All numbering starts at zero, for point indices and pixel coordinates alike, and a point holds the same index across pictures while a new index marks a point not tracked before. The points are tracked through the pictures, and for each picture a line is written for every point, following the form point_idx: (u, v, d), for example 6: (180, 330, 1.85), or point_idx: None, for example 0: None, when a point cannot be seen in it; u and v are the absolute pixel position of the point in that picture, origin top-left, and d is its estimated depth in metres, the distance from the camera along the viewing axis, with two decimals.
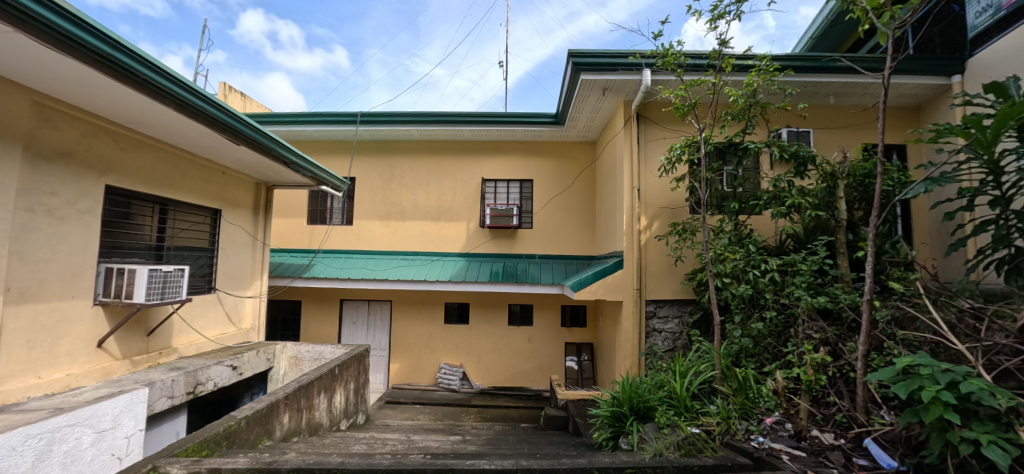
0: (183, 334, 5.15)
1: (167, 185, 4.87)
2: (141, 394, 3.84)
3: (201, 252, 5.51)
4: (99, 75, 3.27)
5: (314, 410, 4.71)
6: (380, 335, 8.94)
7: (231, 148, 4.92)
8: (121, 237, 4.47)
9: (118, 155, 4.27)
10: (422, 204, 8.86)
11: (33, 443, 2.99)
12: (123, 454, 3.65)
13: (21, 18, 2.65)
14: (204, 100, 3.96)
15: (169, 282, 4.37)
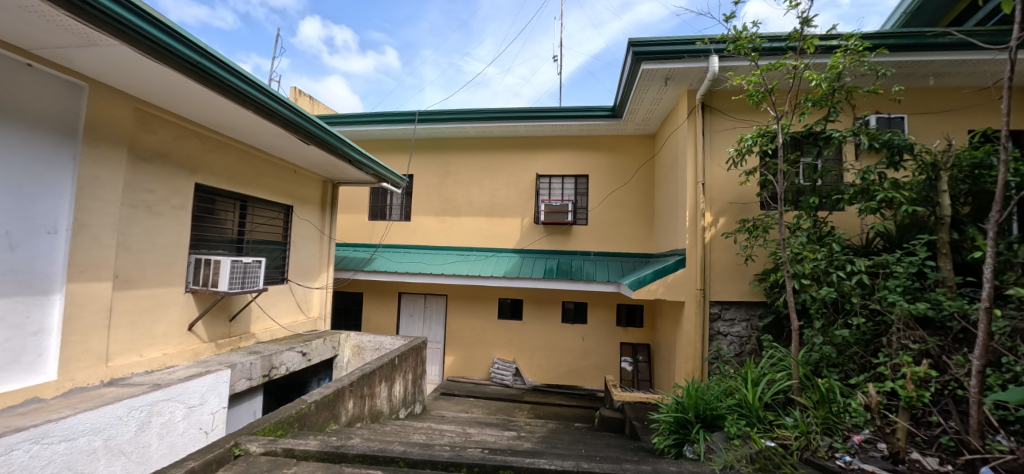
0: (260, 321, 5.54)
1: (246, 183, 5.25)
2: (224, 374, 4.17)
3: (275, 245, 5.89)
4: (190, 82, 3.55)
5: (375, 398, 4.89)
6: (435, 328, 9.16)
7: (302, 148, 5.21)
8: (207, 231, 4.86)
9: (204, 156, 4.64)
10: (477, 201, 8.95)
11: (136, 414, 3.33)
12: (209, 429, 3.99)
13: (128, 34, 2.93)
14: (280, 103, 4.20)
15: (249, 272, 4.69)
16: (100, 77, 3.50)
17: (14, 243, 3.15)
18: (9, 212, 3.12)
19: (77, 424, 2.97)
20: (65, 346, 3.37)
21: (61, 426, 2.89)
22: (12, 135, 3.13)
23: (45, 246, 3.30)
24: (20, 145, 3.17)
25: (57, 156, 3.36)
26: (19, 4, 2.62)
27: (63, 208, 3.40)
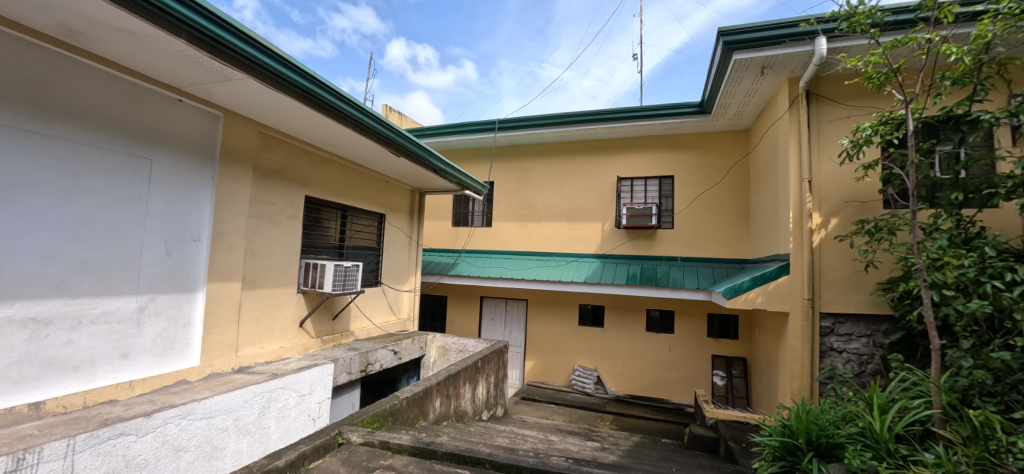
0: (357, 320, 6.00)
1: (345, 194, 5.73)
2: (328, 368, 4.58)
3: (370, 250, 6.37)
4: (305, 109, 3.94)
5: (460, 398, 5.04)
6: (516, 333, 9.26)
7: (393, 160, 5.58)
8: (314, 238, 5.38)
9: (312, 171, 5.15)
10: (556, 206, 8.91)
11: (259, 399, 3.79)
12: (316, 416, 4.41)
13: (262, 74, 3.30)
14: (377, 121, 4.54)
15: (349, 275, 5.12)
16: (230, 105, 3.93)
17: (171, 249, 3.63)
18: (167, 223, 3.60)
19: (214, 404, 3.42)
20: (205, 336, 3.86)
21: (202, 405, 3.32)
22: (168, 161, 3.59)
23: (192, 252, 3.79)
24: (174, 169, 3.63)
25: (200, 175, 3.84)
26: (176, 51, 2.96)
27: (205, 219, 3.89)
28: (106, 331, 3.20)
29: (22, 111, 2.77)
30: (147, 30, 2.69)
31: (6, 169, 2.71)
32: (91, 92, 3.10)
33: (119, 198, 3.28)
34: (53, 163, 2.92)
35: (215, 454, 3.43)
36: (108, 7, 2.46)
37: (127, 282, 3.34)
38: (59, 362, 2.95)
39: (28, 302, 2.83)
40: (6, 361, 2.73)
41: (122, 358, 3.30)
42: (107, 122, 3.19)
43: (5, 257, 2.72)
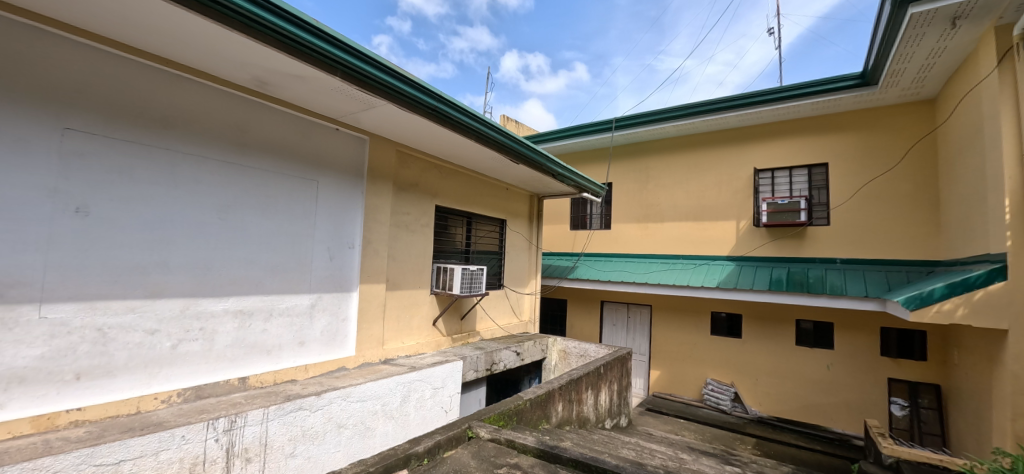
0: (482, 321, 6.32)
1: (470, 202, 6.10)
2: (458, 364, 4.90)
3: (493, 254, 6.68)
4: (436, 126, 4.28)
5: (582, 404, 4.97)
6: (640, 340, 8.82)
7: (513, 167, 5.77)
8: (444, 243, 5.81)
9: (441, 182, 5.59)
10: (682, 205, 8.30)
11: (401, 389, 4.21)
12: (448, 408, 4.77)
13: (401, 98, 3.67)
14: (498, 131, 4.74)
15: (474, 278, 5.42)
16: (375, 130, 4.46)
17: (333, 255, 4.25)
18: (331, 234, 4.23)
19: (366, 390, 3.89)
20: (359, 330, 4.43)
21: (358, 390, 3.81)
22: (330, 181, 4.21)
23: (348, 257, 4.39)
24: (333, 187, 4.25)
25: (353, 191, 4.43)
26: (333, 88, 3.46)
27: (357, 229, 4.47)
28: (288, 323, 3.86)
29: (231, 149, 3.48)
30: (312, 73, 3.19)
31: (224, 194, 3.43)
32: (278, 130, 3.79)
33: (296, 214, 3.94)
34: (253, 188, 3.61)
35: (367, 433, 3.91)
36: (286, 59, 2.98)
37: (303, 283, 3.99)
38: (257, 347, 3.63)
39: (239, 298, 3.53)
40: (226, 343, 3.44)
41: (299, 345, 3.95)
42: (288, 153, 3.87)
43: (224, 263, 3.43)
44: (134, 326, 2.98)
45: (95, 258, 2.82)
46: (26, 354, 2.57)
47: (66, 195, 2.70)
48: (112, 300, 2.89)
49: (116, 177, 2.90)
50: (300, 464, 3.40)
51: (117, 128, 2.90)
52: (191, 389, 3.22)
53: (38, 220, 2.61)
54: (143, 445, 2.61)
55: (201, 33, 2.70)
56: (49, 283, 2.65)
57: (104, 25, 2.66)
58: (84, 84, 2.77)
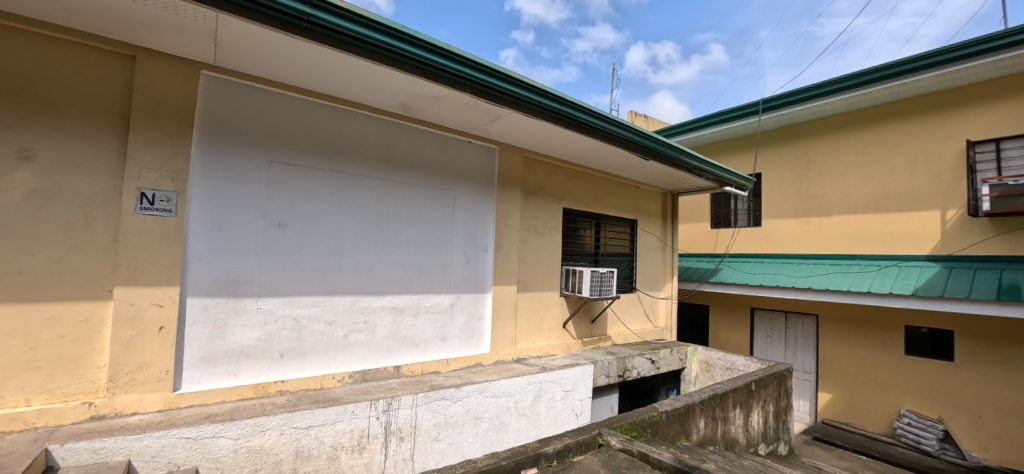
0: (614, 325, 6.14)
1: (598, 203, 6.00)
2: (589, 368, 4.84)
3: (623, 256, 6.46)
4: (562, 130, 4.31)
5: (729, 424, 4.47)
6: (803, 356, 7.55)
7: (642, 164, 5.51)
8: (573, 246, 5.81)
9: (568, 185, 5.61)
10: (857, 195, 6.91)
11: (533, 388, 4.34)
12: (579, 412, 4.76)
13: (526, 106, 3.80)
14: (625, 128, 4.57)
15: (604, 281, 5.31)
16: (503, 139, 4.70)
17: (469, 258, 4.60)
18: (467, 239, 4.58)
19: (500, 386, 4.10)
20: (493, 329, 4.70)
21: (493, 386, 4.04)
22: (464, 190, 4.57)
23: (482, 260, 4.70)
24: (468, 195, 4.60)
25: (485, 199, 4.73)
26: (465, 104, 3.75)
27: (490, 234, 4.76)
28: (432, 319, 4.30)
29: (385, 167, 4.02)
30: (447, 93, 3.51)
31: (381, 206, 3.98)
32: (421, 147, 4.27)
33: (437, 221, 4.36)
34: (402, 199, 4.12)
35: (502, 428, 4.13)
36: (425, 83, 3.34)
37: (444, 283, 4.40)
38: (407, 340, 4.12)
39: (392, 296, 4.05)
40: (383, 335, 3.97)
41: (442, 340, 4.36)
42: (430, 167, 4.32)
43: (382, 265, 3.98)
44: (318, 317, 3.63)
45: (291, 262, 3.52)
46: (250, 336, 3.32)
47: (272, 212, 3.44)
48: (303, 296, 3.57)
49: (303, 196, 3.58)
50: (442, 449, 3.74)
51: (304, 157, 3.58)
52: (358, 372, 3.79)
53: (255, 232, 3.37)
54: (325, 415, 3.16)
55: (361, 71, 3.18)
56: (263, 281, 3.39)
57: (294, 75, 3.31)
58: (282, 124, 3.50)
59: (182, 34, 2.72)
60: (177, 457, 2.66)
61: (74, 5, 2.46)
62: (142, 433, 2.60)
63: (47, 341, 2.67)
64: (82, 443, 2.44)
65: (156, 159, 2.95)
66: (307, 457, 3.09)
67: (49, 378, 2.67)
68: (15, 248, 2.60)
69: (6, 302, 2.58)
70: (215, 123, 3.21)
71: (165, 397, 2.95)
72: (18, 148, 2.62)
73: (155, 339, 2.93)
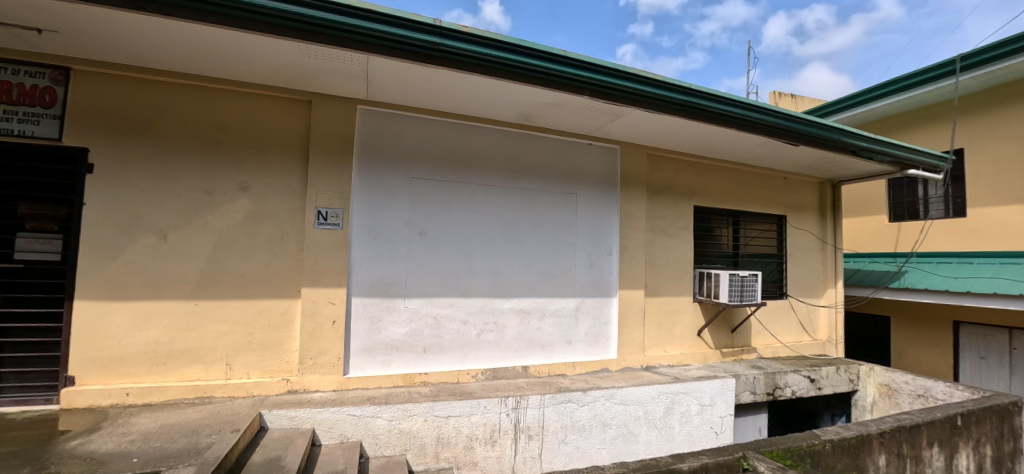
0: (760, 335, 5.47)
1: (736, 199, 5.44)
2: (730, 382, 4.39)
3: (769, 258, 5.74)
4: (690, 122, 4.01)
5: (923, 465, 3.62)
6: None
7: (791, 151, 4.83)
8: (707, 247, 5.34)
9: (699, 181, 5.20)
10: None
11: (664, 399, 4.10)
12: (719, 430, 4.36)
13: (649, 101, 3.63)
14: (765, 112, 4.06)
15: (746, 285, 4.78)
16: (624, 138, 4.57)
17: (593, 261, 4.56)
18: (591, 242, 4.56)
19: (629, 394, 3.97)
20: (620, 334, 4.58)
21: (620, 393, 3.94)
22: (586, 193, 4.56)
23: (607, 264, 4.62)
24: (590, 198, 4.57)
25: (608, 200, 4.65)
26: (584, 107, 3.75)
27: (614, 236, 4.66)
28: (557, 322, 4.37)
29: (509, 175, 4.23)
30: (565, 98, 3.55)
31: (507, 213, 4.20)
32: (542, 153, 4.39)
33: (560, 225, 4.43)
34: (526, 205, 4.29)
35: (631, 437, 3.99)
36: (544, 91, 3.43)
37: (568, 287, 4.43)
38: (534, 342, 4.26)
39: (520, 298, 4.23)
40: (512, 335, 4.18)
41: (567, 343, 4.40)
42: (552, 172, 4.42)
43: (509, 269, 4.19)
44: (454, 317, 3.98)
45: (431, 266, 3.92)
46: (399, 331, 3.79)
47: (414, 222, 3.88)
48: (441, 297, 3.95)
49: (440, 207, 3.97)
50: (570, 452, 3.77)
51: (439, 172, 3.98)
52: (490, 369, 4.05)
53: (401, 241, 3.83)
54: (461, 407, 3.44)
55: (485, 88, 3.41)
56: (408, 284, 3.85)
57: (429, 100, 3.70)
58: (420, 144, 3.93)
59: (343, 76, 3.26)
60: (346, 430, 3.17)
61: (271, 66, 3.13)
62: (322, 407, 3.16)
63: (259, 328, 3.43)
64: (282, 410, 3.08)
65: (328, 182, 3.57)
66: (447, 443, 3.40)
67: (260, 357, 3.42)
68: (239, 256, 3.40)
69: (234, 298, 3.38)
70: (368, 148, 3.76)
71: (337, 379, 3.53)
72: (239, 181, 3.43)
73: (330, 330, 3.53)
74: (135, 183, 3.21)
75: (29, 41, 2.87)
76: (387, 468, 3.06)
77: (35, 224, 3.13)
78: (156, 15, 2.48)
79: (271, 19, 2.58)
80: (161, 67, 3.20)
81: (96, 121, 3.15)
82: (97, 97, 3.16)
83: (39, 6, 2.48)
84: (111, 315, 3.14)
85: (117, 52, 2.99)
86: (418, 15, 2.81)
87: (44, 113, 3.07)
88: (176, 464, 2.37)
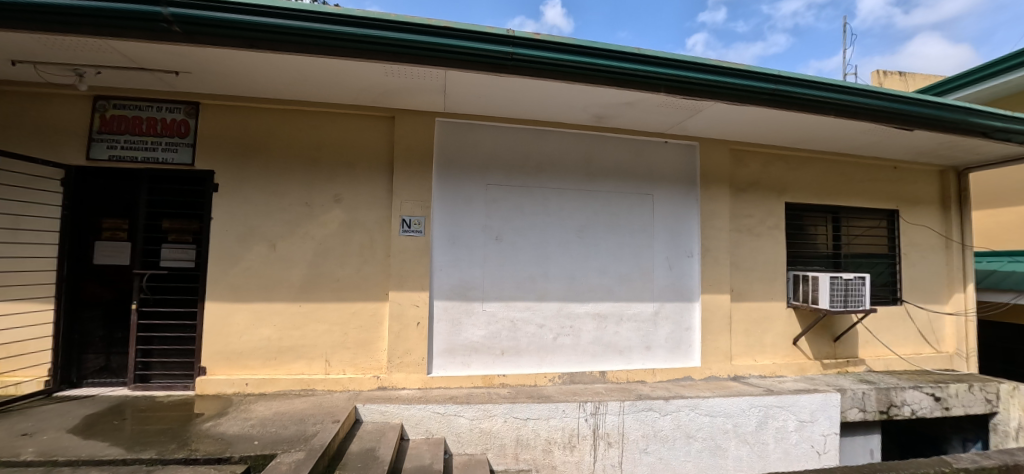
0: (869, 345, 4.88)
1: (835, 194, 4.92)
2: (834, 397, 3.97)
3: (879, 258, 5.12)
4: (778, 112, 3.71)
5: None
6: None
7: (903, 136, 4.27)
8: (802, 247, 4.89)
9: (791, 176, 4.78)
10: None
11: (756, 412, 3.81)
12: (821, 450, 3.96)
13: (732, 93, 3.41)
14: (869, 95, 3.64)
15: (851, 290, 4.30)
16: (704, 133, 4.34)
17: (672, 264, 4.37)
18: (670, 244, 4.38)
19: (715, 405, 3.74)
20: (704, 341, 4.34)
21: (706, 403, 3.73)
22: (663, 192, 4.39)
23: (687, 266, 4.41)
24: (668, 198, 4.40)
25: (687, 200, 4.44)
26: (660, 104, 3.62)
27: (695, 237, 4.43)
28: (636, 327, 4.24)
29: (583, 178, 4.20)
30: (640, 96, 3.46)
31: (581, 216, 4.18)
32: (616, 154, 4.30)
33: (637, 227, 4.30)
34: (600, 208, 4.23)
35: (719, 451, 3.76)
36: (617, 91, 3.37)
37: (647, 291, 4.30)
38: (611, 347, 4.18)
39: (596, 302, 4.17)
40: (588, 339, 4.13)
41: (647, 349, 4.26)
42: (627, 173, 4.31)
43: (585, 273, 4.16)
44: (530, 320, 4.03)
45: (507, 271, 4.01)
46: (477, 334, 3.92)
47: (490, 228, 3.99)
48: (517, 300, 4.02)
49: (514, 212, 4.04)
50: (652, 462, 3.63)
51: (513, 178, 4.06)
52: (566, 373, 4.04)
53: (478, 246, 3.96)
54: (540, 410, 3.47)
55: (557, 93, 3.43)
56: (486, 288, 3.96)
57: (501, 108, 3.80)
58: (494, 151, 4.04)
59: (423, 91, 3.45)
60: (431, 427, 3.34)
61: (360, 87, 3.40)
62: (409, 403, 3.36)
63: (352, 328, 3.73)
64: (374, 405, 3.32)
65: (410, 192, 3.80)
66: (526, 445, 3.44)
67: (354, 355, 3.72)
68: (335, 262, 3.73)
69: (332, 300, 3.71)
70: (445, 158, 3.94)
71: (421, 378, 3.73)
72: (333, 194, 3.76)
73: (414, 331, 3.74)
74: (250, 199, 3.65)
75: (169, 82, 3.40)
76: (469, 466, 3.17)
77: (175, 236, 3.68)
78: (266, 50, 2.82)
79: (361, 44, 2.82)
80: (269, 95, 3.61)
81: (220, 146, 3.63)
82: (220, 126, 3.65)
83: (177, 52, 2.93)
84: (233, 314, 3.60)
85: (235, 85, 3.43)
86: (491, 28, 2.94)
87: (181, 142, 3.60)
88: (289, 449, 2.65)
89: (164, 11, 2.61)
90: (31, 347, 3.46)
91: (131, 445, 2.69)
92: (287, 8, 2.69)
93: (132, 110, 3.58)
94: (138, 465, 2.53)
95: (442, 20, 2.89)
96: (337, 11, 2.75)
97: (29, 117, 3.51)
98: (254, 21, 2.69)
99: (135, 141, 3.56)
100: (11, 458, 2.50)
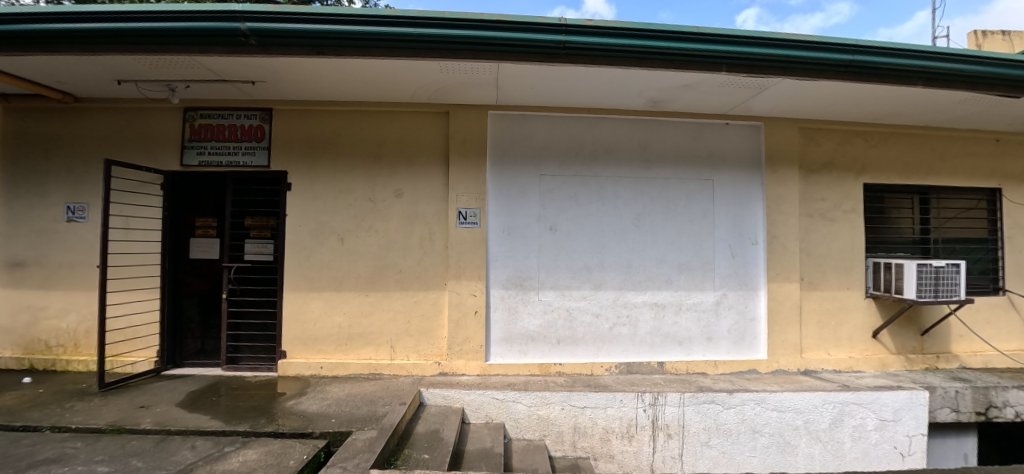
0: (964, 340, 4.42)
1: (924, 172, 4.46)
2: (921, 395, 3.65)
3: (976, 244, 4.61)
4: (854, 85, 3.43)
5: None
6: None
7: (1008, 105, 3.79)
8: (884, 233, 4.50)
9: (871, 153, 4.39)
10: None
11: (829, 408, 3.60)
12: (906, 451, 3.66)
13: (801, 68, 3.19)
14: (963, 61, 3.26)
15: (943, 278, 3.89)
16: (770, 112, 4.08)
17: (735, 252, 4.19)
18: (732, 231, 4.19)
19: (785, 400, 3.57)
20: (771, 333, 4.13)
21: (773, 397, 3.57)
22: (724, 177, 4.20)
23: (751, 255, 4.20)
24: (731, 183, 4.20)
25: (751, 184, 4.22)
26: (721, 84, 3.45)
27: (760, 224, 4.21)
28: (696, 317, 4.12)
29: (639, 165, 4.11)
30: (699, 77, 3.32)
31: (637, 204, 4.09)
32: (672, 139, 4.16)
33: (696, 214, 4.15)
34: (657, 196, 4.12)
35: (788, 448, 3.59)
36: (674, 73, 3.26)
37: (708, 280, 4.15)
38: (671, 337, 4.09)
39: (654, 292, 4.09)
40: (646, 329, 4.07)
41: (708, 340, 4.13)
42: (685, 159, 4.16)
43: (642, 262, 4.09)
44: (586, 310, 4.03)
45: (563, 260, 4.03)
46: (534, 322, 3.98)
47: (545, 218, 4.02)
48: (573, 290, 4.03)
49: (569, 202, 4.04)
50: (715, 456, 3.54)
51: (567, 167, 4.05)
52: (624, 363, 4.01)
53: (534, 237, 4.00)
54: (597, 399, 3.49)
55: (610, 79, 3.38)
56: (541, 277, 4.00)
57: (554, 98, 3.79)
58: (547, 142, 4.05)
59: (477, 86, 3.52)
60: (491, 412, 3.46)
61: (416, 85, 3.53)
62: (469, 389, 3.49)
63: (415, 317, 3.91)
64: (437, 389, 3.48)
65: (466, 185, 3.90)
66: (584, 433, 3.47)
67: (417, 342, 3.91)
68: (397, 254, 3.93)
69: (396, 290, 3.91)
70: (499, 150, 4.01)
71: (480, 365, 3.85)
72: (394, 189, 3.94)
73: (473, 319, 3.87)
74: (321, 196, 3.92)
75: (247, 91, 3.71)
76: (528, 451, 3.26)
77: (256, 232, 4.01)
78: (332, 57, 3.01)
79: (418, 43, 2.94)
80: (334, 98, 3.84)
81: (292, 148, 3.92)
82: (291, 129, 3.93)
83: (255, 64, 3.19)
84: (309, 303, 3.90)
85: (303, 90, 3.68)
86: (543, 18, 2.94)
87: (258, 146, 3.92)
88: (363, 427, 2.87)
89: (241, 26, 2.84)
90: (142, 332, 3.95)
91: (228, 419, 3.01)
92: (349, 15, 2.85)
93: (216, 118, 3.95)
94: (235, 436, 2.84)
95: (494, 14, 2.93)
96: (395, 13, 2.87)
97: (133, 129, 3.97)
98: (320, 29, 2.85)
99: (219, 147, 3.92)
100: (133, 426, 2.89)
